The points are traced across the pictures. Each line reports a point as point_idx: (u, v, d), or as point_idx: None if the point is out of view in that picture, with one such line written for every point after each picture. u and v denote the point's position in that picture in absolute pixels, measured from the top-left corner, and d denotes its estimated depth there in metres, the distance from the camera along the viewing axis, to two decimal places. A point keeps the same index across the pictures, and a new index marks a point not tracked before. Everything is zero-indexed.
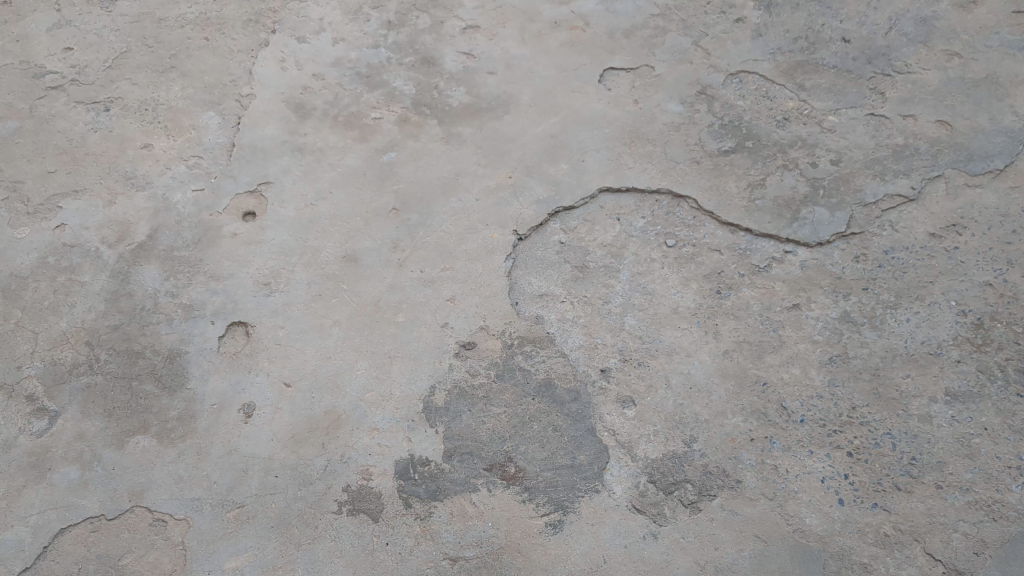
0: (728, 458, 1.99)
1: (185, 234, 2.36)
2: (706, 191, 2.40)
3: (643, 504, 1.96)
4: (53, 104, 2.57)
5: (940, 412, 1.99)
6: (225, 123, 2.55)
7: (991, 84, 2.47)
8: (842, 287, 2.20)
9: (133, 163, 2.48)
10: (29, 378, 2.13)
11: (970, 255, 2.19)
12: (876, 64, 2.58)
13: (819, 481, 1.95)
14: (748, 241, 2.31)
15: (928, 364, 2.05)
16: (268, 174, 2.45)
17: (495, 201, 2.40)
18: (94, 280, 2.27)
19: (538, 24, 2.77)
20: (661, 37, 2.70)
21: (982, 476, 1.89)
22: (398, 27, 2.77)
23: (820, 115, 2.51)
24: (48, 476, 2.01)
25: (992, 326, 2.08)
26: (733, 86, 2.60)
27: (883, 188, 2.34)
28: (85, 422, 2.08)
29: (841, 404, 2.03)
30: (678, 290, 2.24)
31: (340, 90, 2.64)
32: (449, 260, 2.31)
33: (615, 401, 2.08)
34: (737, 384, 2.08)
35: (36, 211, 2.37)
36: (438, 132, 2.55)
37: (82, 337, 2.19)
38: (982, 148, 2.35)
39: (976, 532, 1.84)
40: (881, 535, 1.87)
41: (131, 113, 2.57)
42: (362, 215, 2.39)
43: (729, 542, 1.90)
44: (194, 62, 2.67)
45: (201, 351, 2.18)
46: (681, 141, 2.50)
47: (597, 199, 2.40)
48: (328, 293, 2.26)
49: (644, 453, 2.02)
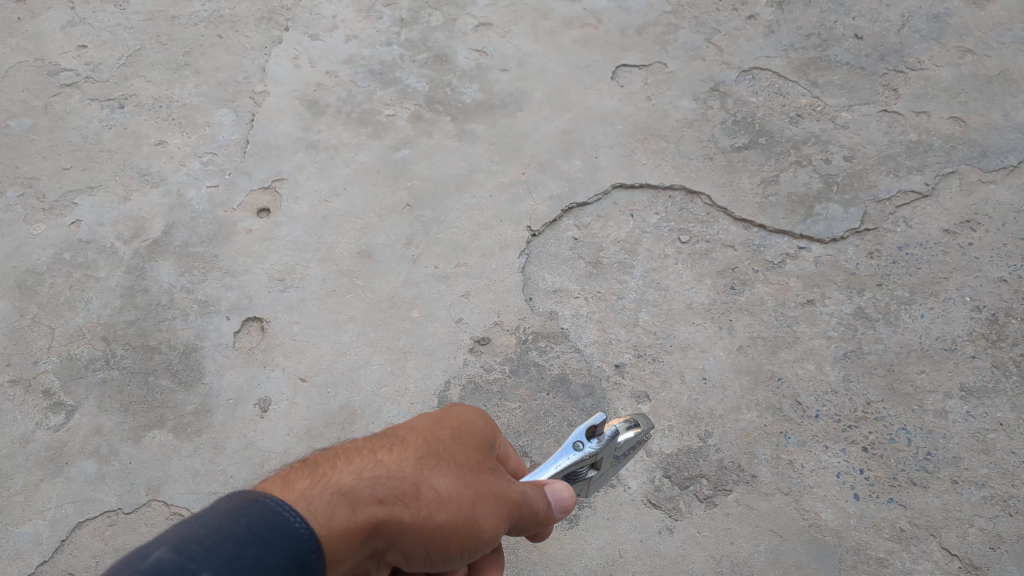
0: (744, 453, 1.97)
1: (200, 230, 2.37)
2: (719, 187, 2.40)
3: (659, 499, 1.94)
4: (67, 101, 2.64)
5: (955, 408, 1.98)
6: (239, 120, 2.59)
7: (1004, 80, 2.52)
8: (856, 283, 2.20)
9: (147, 160, 2.51)
10: (45, 373, 2.13)
11: (985, 251, 2.20)
12: (888, 60, 2.62)
13: (834, 476, 1.92)
14: (761, 237, 2.31)
15: (943, 360, 2.05)
16: (282, 172, 2.47)
17: (509, 197, 2.41)
18: (110, 276, 2.28)
19: (550, 21, 2.82)
20: (673, 33, 2.75)
21: (998, 471, 1.89)
22: (410, 25, 2.83)
23: (834, 112, 2.52)
24: (65, 470, 1.99)
25: (1007, 321, 2.09)
26: (746, 83, 2.61)
27: (897, 184, 2.35)
28: (102, 417, 2.07)
29: (856, 399, 2.03)
30: (692, 286, 2.24)
31: (353, 87, 2.67)
32: (464, 256, 2.31)
33: (630, 396, 2.07)
34: (752, 379, 2.08)
35: (52, 207, 2.41)
36: (451, 129, 2.56)
37: (98, 332, 2.19)
38: (996, 144, 2.38)
39: (992, 527, 1.82)
40: (897, 529, 1.84)
41: (145, 110, 2.62)
42: (376, 211, 2.40)
43: (745, 537, 1.86)
44: (208, 59, 2.74)
45: (217, 346, 2.17)
46: (695, 137, 2.51)
47: (610, 195, 2.41)
48: (344, 289, 2.26)
49: (659, 448, 2.00)
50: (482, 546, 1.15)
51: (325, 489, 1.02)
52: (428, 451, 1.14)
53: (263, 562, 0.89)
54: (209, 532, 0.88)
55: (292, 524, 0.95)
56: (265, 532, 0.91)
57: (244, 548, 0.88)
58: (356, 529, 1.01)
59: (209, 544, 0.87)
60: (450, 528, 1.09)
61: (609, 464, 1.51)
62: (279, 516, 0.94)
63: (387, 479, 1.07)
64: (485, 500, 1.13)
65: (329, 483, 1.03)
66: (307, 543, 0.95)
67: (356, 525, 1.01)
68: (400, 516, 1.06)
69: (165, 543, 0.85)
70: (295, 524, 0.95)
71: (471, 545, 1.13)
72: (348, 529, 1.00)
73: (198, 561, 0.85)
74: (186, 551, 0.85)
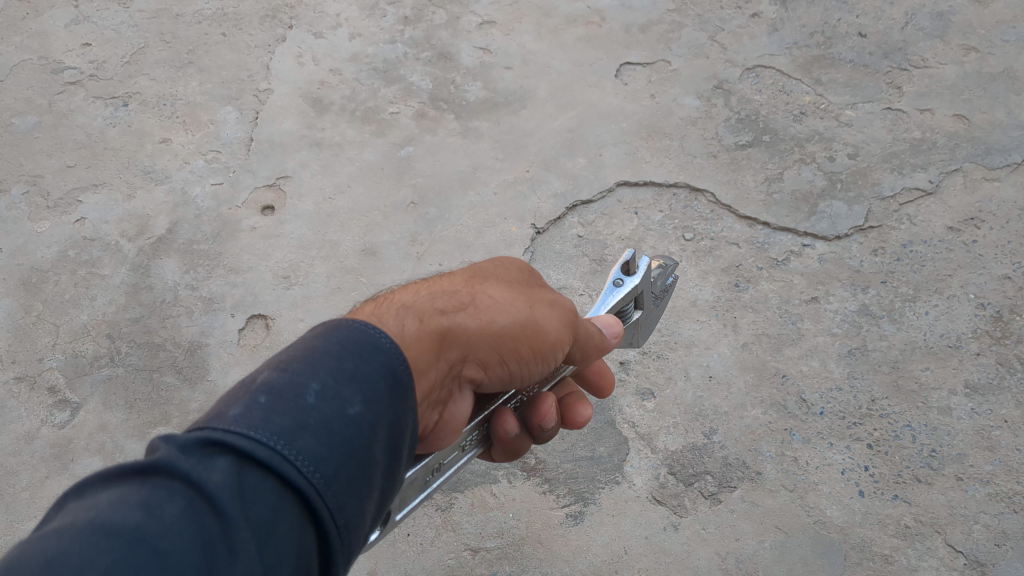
0: (749, 450, 1.97)
1: (205, 228, 2.37)
2: (724, 185, 2.40)
3: (663, 495, 1.94)
4: (72, 99, 2.64)
5: (959, 405, 1.99)
6: (243, 118, 2.59)
7: (1008, 78, 2.52)
8: (860, 280, 2.20)
9: (151, 157, 2.51)
10: (50, 370, 2.13)
11: (989, 248, 2.20)
12: (892, 58, 2.62)
13: (839, 473, 1.92)
14: (765, 235, 2.31)
15: (947, 357, 2.06)
16: (286, 169, 2.48)
17: (513, 195, 2.41)
18: (115, 274, 2.29)
19: (554, 19, 2.82)
20: (677, 31, 2.75)
21: (1003, 468, 1.89)
22: (414, 23, 2.83)
23: (838, 110, 2.52)
24: (70, 467, 1.99)
25: (1012, 318, 2.09)
26: (750, 81, 2.62)
27: (901, 182, 2.35)
28: (107, 414, 2.07)
29: (861, 396, 2.03)
30: (696, 284, 2.24)
31: (357, 84, 2.67)
32: (468, 253, 2.30)
33: (635, 393, 2.08)
34: (756, 376, 2.08)
35: (56, 204, 2.41)
36: (455, 127, 2.56)
37: (103, 330, 2.20)
38: (1000, 142, 2.38)
39: (997, 523, 1.82)
40: (902, 526, 1.84)
41: (149, 108, 2.63)
42: (380, 209, 2.40)
43: (750, 534, 1.86)
44: (212, 57, 2.75)
45: (222, 343, 2.18)
46: (699, 135, 2.51)
47: (614, 193, 2.41)
48: (348, 287, 2.26)
49: (664, 445, 2.00)
50: (553, 348, 1.23)
51: (389, 308, 1.13)
52: (474, 275, 1.28)
53: (360, 367, 0.95)
54: (308, 350, 0.96)
55: (380, 338, 0.99)
56: (356, 344, 0.97)
57: (341, 360, 0.95)
58: (428, 330, 1.11)
59: (310, 358, 0.95)
60: (514, 326, 1.19)
61: (651, 307, 1.60)
62: (362, 329, 0.99)
63: (443, 294, 1.20)
64: (543, 304, 1.25)
65: (391, 305, 1.15)
66: (393, 354, 0.99)
67: (427, 326, 1.12)
68: (465, 319, 1.17)
69: (268, 368, 0.94)
70: (381, 338, 0.99)
71: (542, 346, 1.22)
72: (420, 332, 1.10)
73: (305, 374, 0.93)
74: (291, 368, 0.93)
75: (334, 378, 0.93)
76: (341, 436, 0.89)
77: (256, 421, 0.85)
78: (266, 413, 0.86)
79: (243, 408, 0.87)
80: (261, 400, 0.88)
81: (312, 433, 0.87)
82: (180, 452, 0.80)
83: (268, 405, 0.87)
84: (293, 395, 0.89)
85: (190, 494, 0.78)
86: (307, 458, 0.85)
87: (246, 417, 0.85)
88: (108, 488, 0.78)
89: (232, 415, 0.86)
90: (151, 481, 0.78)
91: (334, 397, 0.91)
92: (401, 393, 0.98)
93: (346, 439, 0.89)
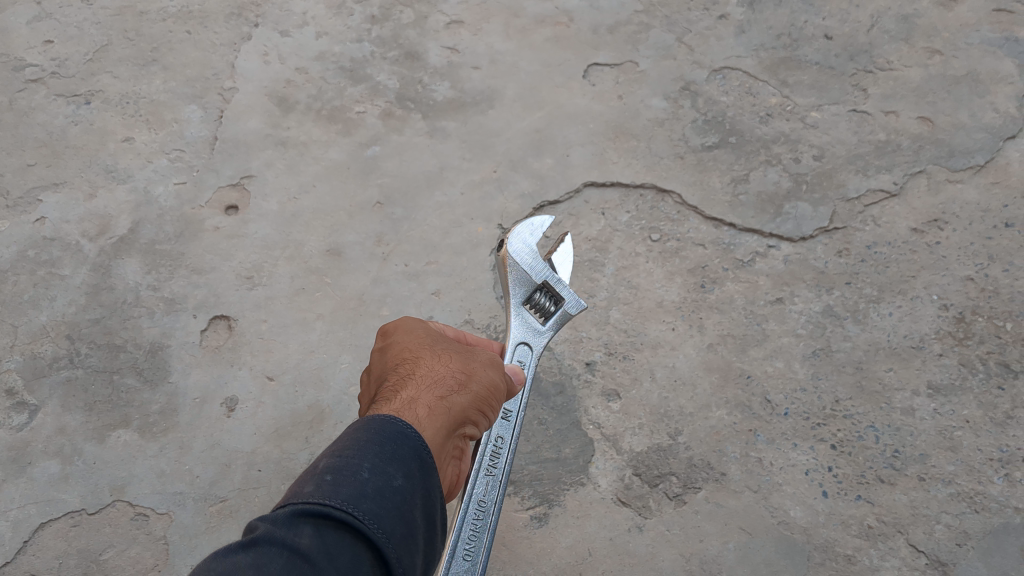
0: (713, 451, 1.97)
1: (167, 227, 2.34)
2: (690, 186, 2.40)
3: (628, 497, 1.92)
4: (32, 97, 2.60)
5: (922, 405, 2.00)
6: (207, 117, 2.56)
7: (972, 80, 2.55)
8: (825, 281, 2.21)
9: (113, 156, 2.48)
10: (7, 372, 2.09)
11: (953, 250, 2.22)
12: (857, 61, 2.65)
13: (803, 473, 1.93)
14: (730, 236, 2.31)
15: (910, 358, 2.07)
16: (250, 168, 2.45)
17: (479, 196, 2.40)
18: (75, 274, 2.24)
19: (523, 19, 2.82)
20: (645, 33, 2.75)
21: (964, 468, 1.90)
22: (382, 22, 2.81)
23: (804, 112, 2.54)
24: (26, 471, 1.95)
25: (974, 319, 2.11)
26: (717, 82, 2.62)
27: (866, 183, 2.36)
28: (65, 416, 2.02)
29: (825, 397, 2.03)
30: (662, 284, 2.24)
31: (324, 84, 2.65)
32: (434, 254, 2.29)
33: (600, 394, 2.07)
34: (721, 376, 2.08)
35: (16, 204, 2.37)
36: (422, 126, 2.55)
37: (62, 331, 2.15)
38: (964, 144, 2.41)
39: (958, 523, 1.83)
40: (865, 526, 1.85)
41: (112, 106, 2.59)
42: (346, 208, 2.38)
43: (714, 535, 1.85)
44: (177, 55, 2.72)
45: (183, 344, 2.14)
46: (666, 136, 2.51)
47: (582, 193, 2.40)
48: (312, 287, 2.24)
49: (629, 445, 1.99)
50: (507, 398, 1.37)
51: (397, 403, 1.17)
52: (432, 345, 1.33)
53: (397, 449, 1.05)
54: (352, 438, 1.05)
55: (406, 427, 1.09)
56: (391, 432, 1.07)
57: (382, 444, 1.05)
58: (439, 414, 1.18)
59: (357, 443, 1.04)
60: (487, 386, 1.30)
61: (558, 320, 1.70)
62: (391, 421, 1.09)
63: (428, 377, 1.24)
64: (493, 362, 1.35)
65: (394, 400, 1.19)
66: (420, 440, 1.09)
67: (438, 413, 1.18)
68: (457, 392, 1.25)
69: (326, 454, 1.03)
70: (408, 429, 1.09)
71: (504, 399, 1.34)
72: (435, 421, 1.17)
73: (357, 455, 1.02)
74: (345, 451, 1.03)
75: (380, 457, 1.03)
76: (392, 502, 1.00)
77: (328, 492, 0.96)
78: (334, 486, 0.97)
79: (314, 485, 0.97)
80: (328, 477, 0.98)
81: (371, 499, 0.98)
82: (275, 525, 0.91)
83: (335, 480, 0.98)
84: (352, 470, 0.99)
85: (288, 556, 0.89)
86: (373, 518, 0.96)
87: (320, 490, 0.96)
88: (216, 561, 0.88)
89: (308, 491, 0.97)
90: (254, 550, 0.89)
91: (383, 472, 1.01)
92: (430, 470, 1.09)
93: (397, 505, 1.00)
